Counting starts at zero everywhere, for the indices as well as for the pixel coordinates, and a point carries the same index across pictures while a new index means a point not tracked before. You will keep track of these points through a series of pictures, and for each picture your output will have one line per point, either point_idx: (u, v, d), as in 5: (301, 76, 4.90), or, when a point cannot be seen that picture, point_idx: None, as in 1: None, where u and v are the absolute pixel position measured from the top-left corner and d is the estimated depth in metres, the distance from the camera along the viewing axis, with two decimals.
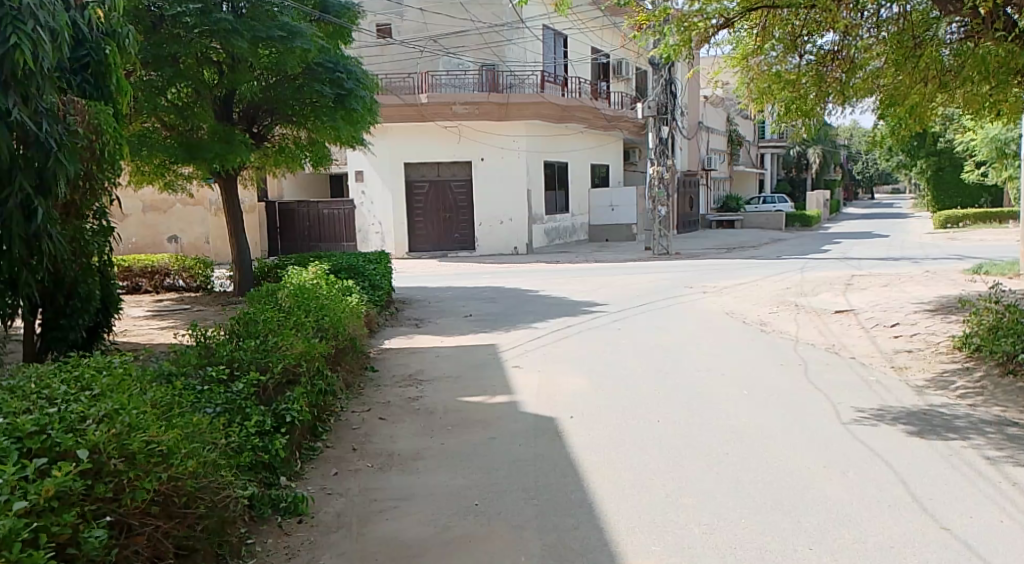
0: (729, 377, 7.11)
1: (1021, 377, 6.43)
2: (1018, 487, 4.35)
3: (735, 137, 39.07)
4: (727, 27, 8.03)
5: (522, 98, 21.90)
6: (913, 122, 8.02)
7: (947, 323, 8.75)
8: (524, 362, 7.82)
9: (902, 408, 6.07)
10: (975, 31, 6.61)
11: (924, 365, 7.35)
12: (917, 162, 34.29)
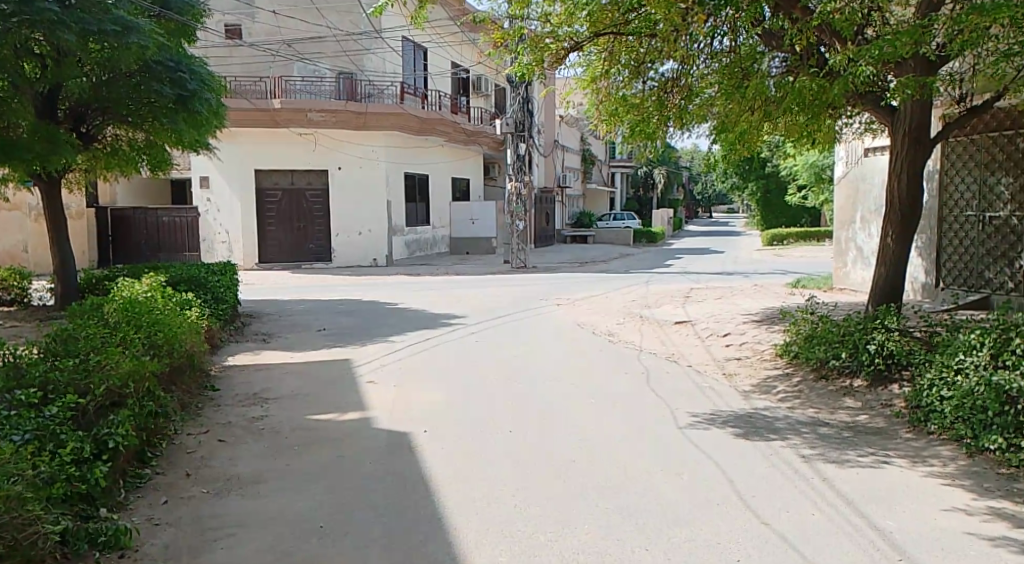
0: (579, 387, 7.32)
1: (833, 381, 7.08)
2: (827, 482, 4.78)
3: (589, 156, 40.64)
4: (578, 50, 8.40)
5: (380, 108, 21.51)
6: (741, 147, 8.69)
7: (771, 332, 9.52)
8: (380, 377, 7.68)
9: (731, 411, 6.52)
10: (794, 66, 7.31)
11: (750, 371, 7.94)
12: (749, 185, 37.13)
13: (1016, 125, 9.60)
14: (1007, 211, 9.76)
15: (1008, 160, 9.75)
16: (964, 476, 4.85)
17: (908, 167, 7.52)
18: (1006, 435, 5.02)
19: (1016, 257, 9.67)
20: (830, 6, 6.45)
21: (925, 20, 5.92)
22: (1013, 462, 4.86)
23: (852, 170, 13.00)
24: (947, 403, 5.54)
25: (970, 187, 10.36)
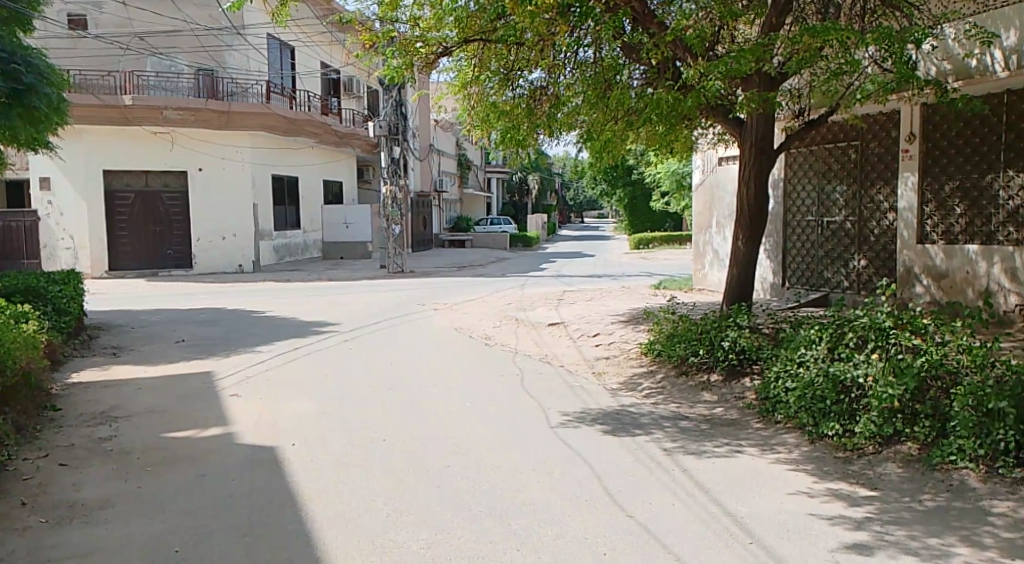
0: (453, 392, 7.31)
1: (693, 376, 7.46)
2: (687, 473, 5.03)
3: (464, 162, 40.76)
4: (448, 55, 8.40)
5: (244, 107, 20.61)
6: (608, 154, 9.00)
7: (637, 332, 9.91)
8: (243, 390, 7.34)
9: (599, 409, 6.73)
10: (653, 78, 7.64)
11: (617, 370, 8.24)
12: (617, 192, 38.50)
13: (848, 138, 10.51)
14: (842, 216, 10.67)
15: (841, 170, 10.65)
16: (806, 461, 5.25)
17: (756, 176, 8.06)
18: (842, 421, 5.48)
19: (850, 258, 10.58)
20: (683, 23, 6.80)
21: (766, 40, 6.37)
22: (848, 446, 5.32)
23: (708, 177, 13.78)
24: (791, 394, 5.97)
25: (810, 194, 11.24)
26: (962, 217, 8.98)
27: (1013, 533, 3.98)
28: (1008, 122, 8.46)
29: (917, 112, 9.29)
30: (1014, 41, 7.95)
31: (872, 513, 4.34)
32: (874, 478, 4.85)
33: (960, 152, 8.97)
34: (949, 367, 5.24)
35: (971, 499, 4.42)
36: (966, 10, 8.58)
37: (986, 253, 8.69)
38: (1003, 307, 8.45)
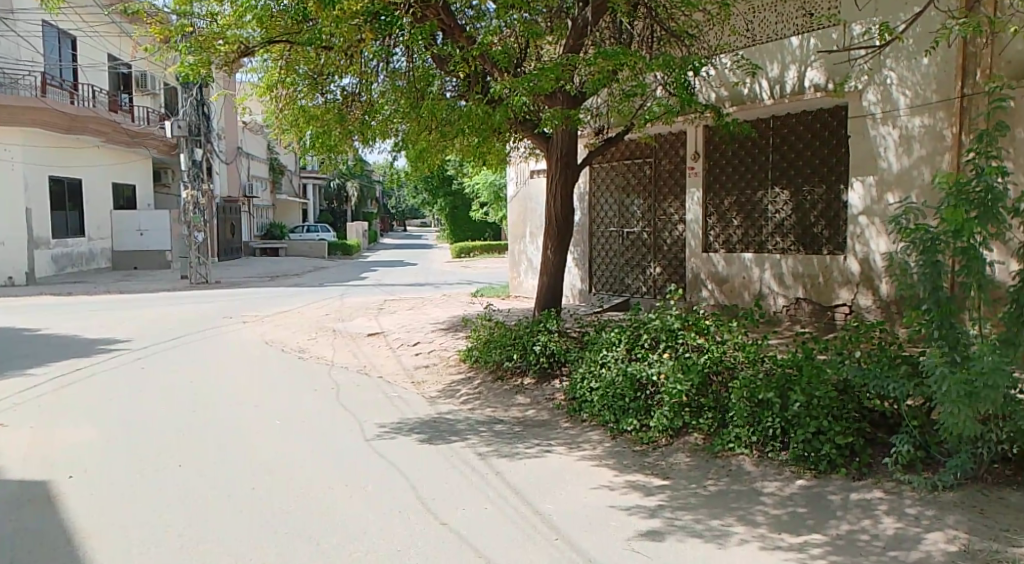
0: (261, 410, 6.98)
1: (507, 381, 7.67)
2: (500, 476, 5.17)
3: (278, 167, 39.09)
4: (252, 54, 8.07)
5: (13, 100, 18.39)
6: (424, 163, 9.04)
7: (456, 339, 10.02)
8: (11, 419, 6.53)
9: (416, 418, 6.73)
10: (466, 90, 7.76)
11: (436, 378, 8.28)
12: (438, 201, 38.64)
13: (643, 155, 11.38)
14: (640, 227, 11.48)
15: (639, 185, 11.49)
16: (608, 456, 5.59)
17: (561, 189, 8.46)
18: (639, 416, 5.91)
19: (647, 265, 11.39)
20: (490, 38, 7.00)
21: (567, 60, 6.72)
22: (644, 440, 5.74)
23: (521, 189, 14.28)
24: (595, 394, 6.33)
25: (612, 206, 11.98)
26: (738, 229, 10.01)
27: (779, 509, 4.49)
28: (774, 144, 9.55)
29: (701, 133, 10.28)
30: (777, 73, 9.07)
31: (664, 501, 4.70)
32: (667, 468, 5.28)
33: (737, 169, 10.00)
34: (727, 363, 5.79)
35: (746, 481, 4.93)
36: (736, 42, 9.62)
37: (759, 260, 9.66)
38: (773, 307, 9.44)
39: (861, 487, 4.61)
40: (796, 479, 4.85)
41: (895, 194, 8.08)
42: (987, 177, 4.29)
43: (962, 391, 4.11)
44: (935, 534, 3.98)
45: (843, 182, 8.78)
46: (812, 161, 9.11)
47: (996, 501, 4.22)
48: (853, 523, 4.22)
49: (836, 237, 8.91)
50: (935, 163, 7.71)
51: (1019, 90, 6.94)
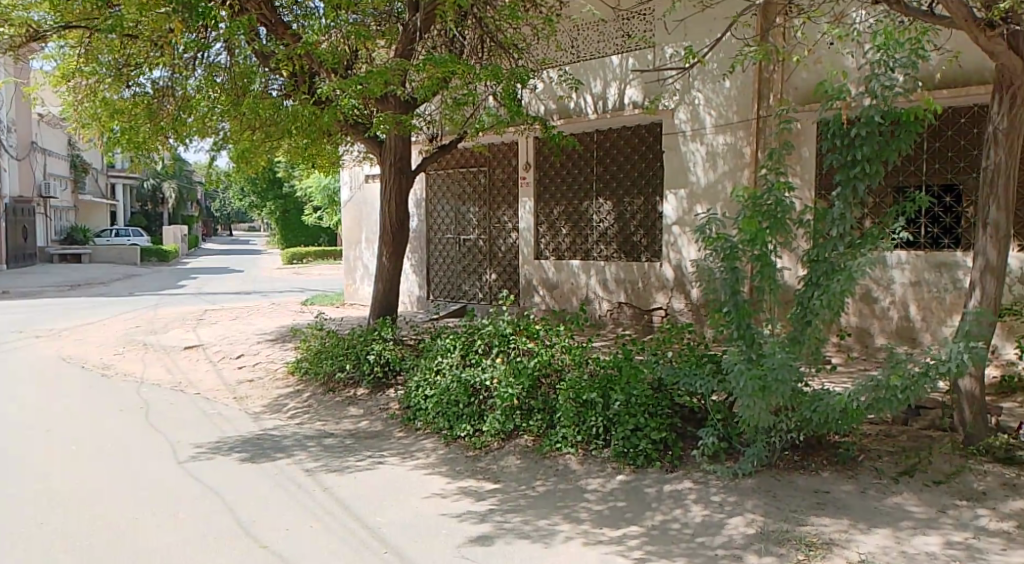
0: (54, 434, 6.28)
1: (339, 393, 7.46)
2: (327, 492, 5.01)
3: (82, 164, 35.62)
4: (44, 39, 7.30)
5: None
6: (247, 165, 8.59)
7: (284, 350, 9.60)
8: None
9: (237, 436, 6.37)
10: (292, 90, 7.47)
11: (261, 393, 7.89)
12: (267, 204, 36.91)
13: (478, 163, 11.54)
14: (475, 234, 11.61)
15: (474, 193, 11.63)
16: (441, 463, 5.59)
17: (395, 195, 8.37)
18: (472, 422, 5.94)
19: (482, 272, 11.54)
20: (315, 37, 6.79)
21: (397, 65, 6.66)
22: (476, 444, 5.78)
23: (355, 195, 13.98)
24: (429, 401, 6.30)
25: (447, 213, 12.04)
26: (567, 237, 10.40)
27: (601, 504, 4.69)
28: (599, 157, 10.01)
29: (533, 143, 10.57)
30: (600, 89, 9.54)
31: (493, 505, 4.77)
32: (497, 471, 5.36)
33: (565, 180, 10.38)
34: (556, 366, 5.97)
35: (572, 479, 5.11)
36: (562, 58, 9.99)
37: (586, 267, 10.08)
38: (598, 311, 9.89)
39: (674, 479, 4.92)
40: (616, 474, 5.09)
41: (703, 206, 8.74)
42: (777, 192, 4.75)
43: (757, 385, 4.50)
44: (736, 519, 4.32)
45: (659, 195, 9.35)
46: (633, 173, 9.64)
47: (787, 485, 4.64)
48: (667, 513, 4.50)
49: (653, 245, 9.46)
50: (736, 179, 8.44)
51: (805, 114, 7.74)
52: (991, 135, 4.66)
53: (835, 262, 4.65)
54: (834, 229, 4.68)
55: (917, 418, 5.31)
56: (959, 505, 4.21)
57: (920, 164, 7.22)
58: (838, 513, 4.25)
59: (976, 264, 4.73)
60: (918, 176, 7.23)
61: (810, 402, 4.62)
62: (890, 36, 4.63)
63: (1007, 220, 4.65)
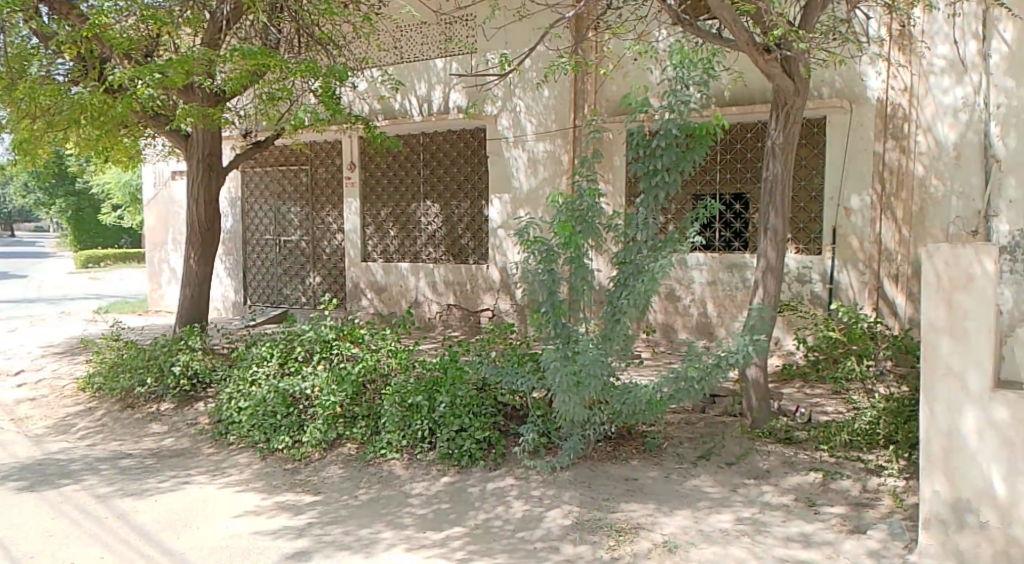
0: None
1: (139, 409, 6.89)
2: (123, 519, 4.60)
3: None
4: None
5: None
6: (27, 157, 7.69)
7: (73, 363, 8.70)
8: None
9: (15, 464, 5.69)
10: (81, 76, 6.78)
11: (46, 412, 7.16)
12: (56, 203, 33.28)
13: (299, 162, 11.11)
14: (297, 236, 11.18)
15: (294, 192, 11.19)
16: (256, 479, 5.32)
17: (204, 194, 7.86)
18: (292, 433, 5.70)
19: (306, 275, 11.14)
20: (106, 20, 6.21)
21: (203, 55, 6.26)
22: (296, 456, 5.56)
23: (160, 193, 12.97)
24: (243, 413, 5.95)
25: (266, 214, 11.49)
26: (394, 239, 10.29)
27: (425, 508, 4.68)
28: (424, 159, 9.98)
29: (356, 144, 10.34)
30: (425, 92, 9.57)
31: (312, 518, 4.61)
32: (318, 483, 5.19)
33: (391, 182, 10.27)
34: (381, 371, 5.88)
35: (396, 485, 5.06)
36: (386, 58, 9.88)
37: (414, 269, 10.02)
38: (427, 313, 9.90)
39: (497, 477, 5.00)
40: (441, 476, 5.09)
41: (526, 210, 9.01)
42: (588, 197, 4.99)
43: (572, 381, 4.72)
44: (554, 512, 4.47)
45: (484, 198, 9.49)
46: (458, 177, 9.71)
47: (601, 475, 4.88)
48: (490, 511, 4.57)
49: (480, 247, 9.59)
50: (556, 185, 8.77)
51: (615, 126, 8.19)
52: (770, 148, 5.17)
53: (640, 263, 4.96)
54: (639, 233, 5.00)
55: (713, 406, 5.82)
56: (747, 484, 4.64)
57: (714, 174, 7.88)
58: (646, 499, 4.54)
59: (759, 264, 5.23)
60: (713, 185, 7.90)
61: (621, 395, 4.88)
62: (686, 55, 4.98)
63: (783, 224, 5.20)
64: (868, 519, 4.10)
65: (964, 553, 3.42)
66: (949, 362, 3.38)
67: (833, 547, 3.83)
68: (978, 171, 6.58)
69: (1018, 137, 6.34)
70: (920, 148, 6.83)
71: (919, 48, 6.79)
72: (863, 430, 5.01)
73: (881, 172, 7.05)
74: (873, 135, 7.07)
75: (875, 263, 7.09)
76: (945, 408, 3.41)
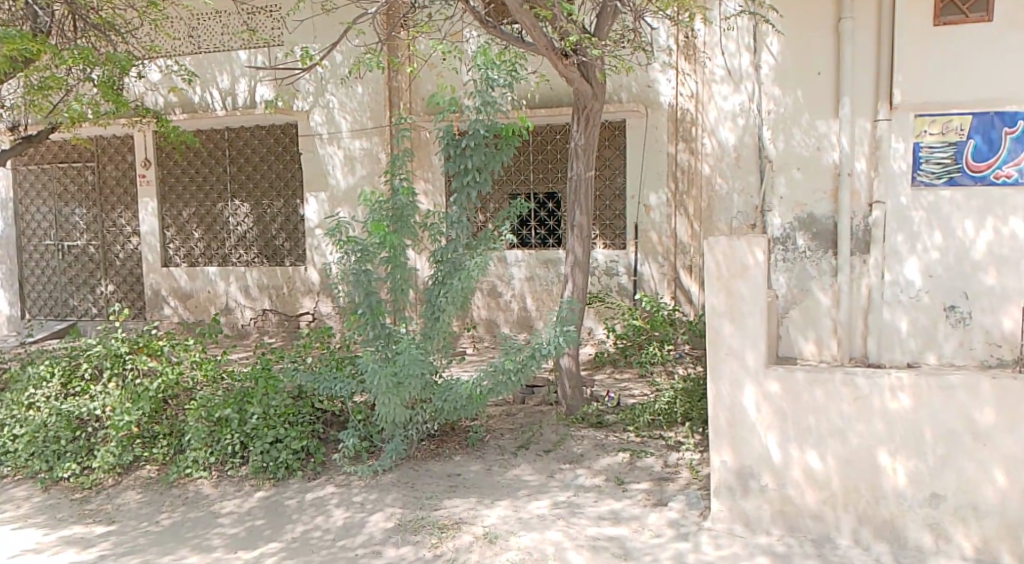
0: None
1: None
2: None
3: None
4: None
5: None
6: None
7: None
8: None
9: None
10: None
11: None
12: None
13: (83, 159, 10.08)
14: (84, 240, 10.16)
15: (79, 192, 10.15)
16: (37, 514, 4.82)
17: None
18: (80, 460, 5.17)
19: (97, 284, 10.15)
20: None
21: None
22: (86, 483, 5.09)
23: None
24: (18, 442, 5.27)
25: (46, 216, 10.33)
26: (200, 241, 9.66)
27: (236, 527, 4.44)
28: (230, 156, 9.43)
29: (151, 139, 9.55)
30: (228, 84, 9.03)
31: (106, 550, 4.24)
32: (112, 512, 4.79)
33: (193, 181, 9.61)
34: (184, 385, 5.47)
35: (204, 506, 4.76)
36: (181, 47, 9.19)
37: (223, 273, 9.44)
38: (240, 320, 9.38)
39: (316, 486, 4.84)
40: (255, 492, 4.85)
41: (344, 208, 8.81)
42: (401, 196, 4.95)
43: (391, 382, 4.67)
44: (376, 515, 4.41)
45: (299, 197, 9.15)
46: (269, 175, 9.28)
47: (424, 474, 4.89)
48: (308, 522, 4.43)
49: (296, 248, 9.25)
50: (373, 183, 8.65)
51: (427, 124, 8.21)
52: (573, 150, 5.43)
53: (457, 261, 5.01)
54: (453, 231, 5.06)
55: (532, 396, 5.98)
56: (563, 469, 4.85)
57: (528, 174, 8.15)
58: (467, 493, 4.60)
59: (567, 259, 5.48)
60: (527, 185, 8.16)
61: (442, 392, 4.91)
62: (488, 57, 5.04)
63: (587, 222, 5.48)
64: (669, 491, 4.44)
65: (749, 515, 3.81)
66: (731, 343, 3.73)
67: (639, 521, 4.09)
68: (754, 170, 7.29)
69: (785, 140, 7.13)
70: (706, 150, 7.45)
71: (701, 58, 7.40)
72: (663, 409, 5.41)
73: (674, 172, 7.62)
74: (665, 138, 7.63)
75: (672, 256, 7.70)
76: (729, 387, 3.76)
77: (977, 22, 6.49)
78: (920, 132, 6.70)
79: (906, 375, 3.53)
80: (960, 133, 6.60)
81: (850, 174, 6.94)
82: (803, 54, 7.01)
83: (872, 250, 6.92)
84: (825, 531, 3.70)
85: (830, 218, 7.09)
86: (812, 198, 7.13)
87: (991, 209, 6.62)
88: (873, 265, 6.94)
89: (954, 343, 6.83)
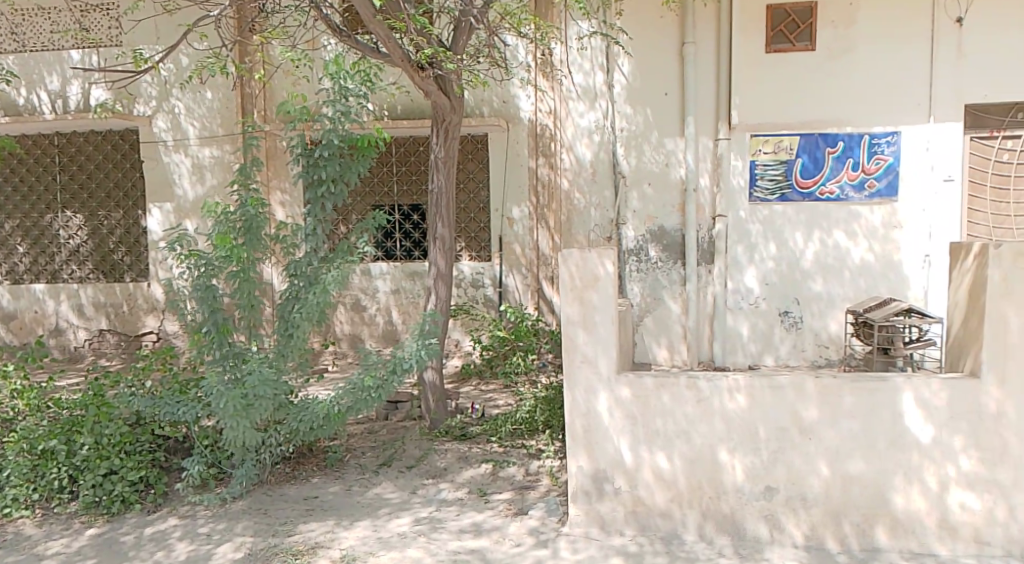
0: None
1: None
2: None
3: None
4: None
5: None
6: None
7: None
8: None
9: None
10: None
11: None
12: None
13: None
14: None
15: None
16: None
17: None
18: None
19: None
20: None
21: None
22: None
23: None
24: None
25: None
26: (26, 257, 8.88)
27: None
28: (60, 164, 8.71)
29: None
30: (58, 86, 8.34)
31: None
32: None
33: (18, 190, 8.81)
34: (4, 415, 4.99)
35: (25, 548, 4.32)
36: (3, 44, 8.42)
37: (53, 291, 8.69)
38: (73, 342, 8.65)
39: (156, 520, 4.52)
40: (85, 529, 4.46)
41: (192, 220, 8.35)
42: (249, 208, 4.72)
43: (240, 404, 4.43)
44: (224, 546, 4.17)
45: (140, 208, 8.57)
46: (105, 185, 8.63)
47: (278, 498, 4.68)
48: (147, 559, 4.12)
49: (137, 263, 8.64)
50: (223, 194, 8.26)
51: (280, 133, 7.94)
52: (434, 162, 5.44)
53: (312, 275, 4.85)
54: (306, 243, 4.92)
55: (395, 412, 5.91)
56: (425, 484, 4.80)
57: (392, 186, 8.07)
58: (324, 516, 4.45)
59: (430, 271, 5.45)
60: (391, 197, 8.07)
61: (298, 412, 4.75)
62: (340, 66, 4.92)
63: (450, 234, 5.49)
64: (529, 499, 4.50)
65: (603, 518, 3.93)
66: (584, 350, 3.84)
67: (500, 532, 4.11)
68: (609, 185, 7.58)
69: (637, 157, 7.49)
70: (565, 165, 7.64)
71: (558, 75, 7.56)
72: (524, 419, 5.54)
73: (535, 185, 7.71)
74: (527, 153, 7.69)
75: (535, 267, 7.77)
76: (583, 393, 3.86)
77: (801, 51, 7.11)
78: (755, 150, 7.24)
79: (742, 377, 3.76)
80: (789, 152, 7.19)
81: (695, 190, 7.39)
82: (651, 75, 7.40)
83: (716, 260, 7.38)
84: (672, 529, 3.87)
85: (678, 231, 7.50)
86: (662, 211, 7.52)
87: (817, 223, 7.23)
88: (717, 274, 7.41)
89: (788, 345, 7.40)
